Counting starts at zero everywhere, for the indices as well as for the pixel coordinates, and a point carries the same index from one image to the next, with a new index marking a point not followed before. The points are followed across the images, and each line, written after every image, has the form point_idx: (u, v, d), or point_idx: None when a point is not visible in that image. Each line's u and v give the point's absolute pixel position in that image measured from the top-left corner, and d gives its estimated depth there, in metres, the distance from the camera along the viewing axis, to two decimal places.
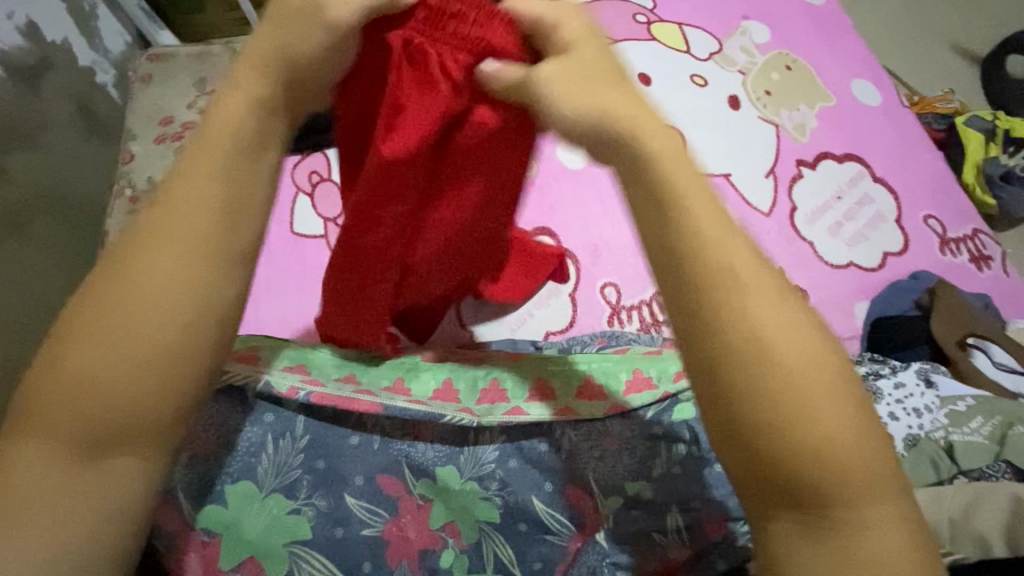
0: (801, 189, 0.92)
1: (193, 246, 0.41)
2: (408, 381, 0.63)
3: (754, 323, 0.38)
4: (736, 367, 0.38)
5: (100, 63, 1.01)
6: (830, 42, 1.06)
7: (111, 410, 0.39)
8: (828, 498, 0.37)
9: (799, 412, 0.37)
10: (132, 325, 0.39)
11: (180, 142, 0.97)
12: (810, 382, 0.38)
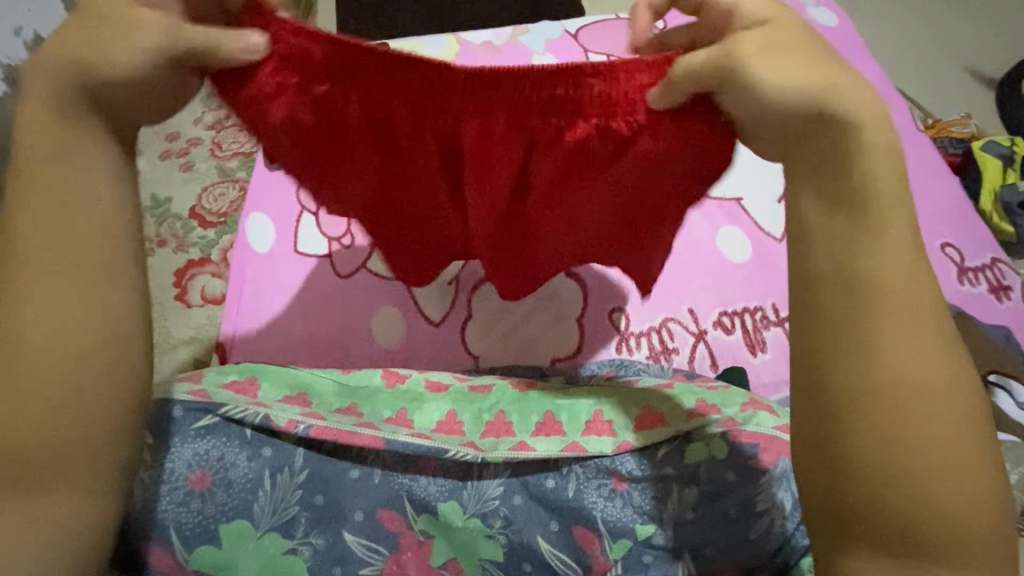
0: None
1: (67, 266, 0.46)
2: (411, 413, 0.61)
3: (901, 367, 0.42)
4: (868, 401, 0.42)
5: None
6: None
7: (28, 430, 0.44)
8: (923, 543, 0.40)
9: (928, 455, 0.41)
10: (32, 350, 0.44)
11: (185, 158, 0.97)
12: (945, 432, 0.41)
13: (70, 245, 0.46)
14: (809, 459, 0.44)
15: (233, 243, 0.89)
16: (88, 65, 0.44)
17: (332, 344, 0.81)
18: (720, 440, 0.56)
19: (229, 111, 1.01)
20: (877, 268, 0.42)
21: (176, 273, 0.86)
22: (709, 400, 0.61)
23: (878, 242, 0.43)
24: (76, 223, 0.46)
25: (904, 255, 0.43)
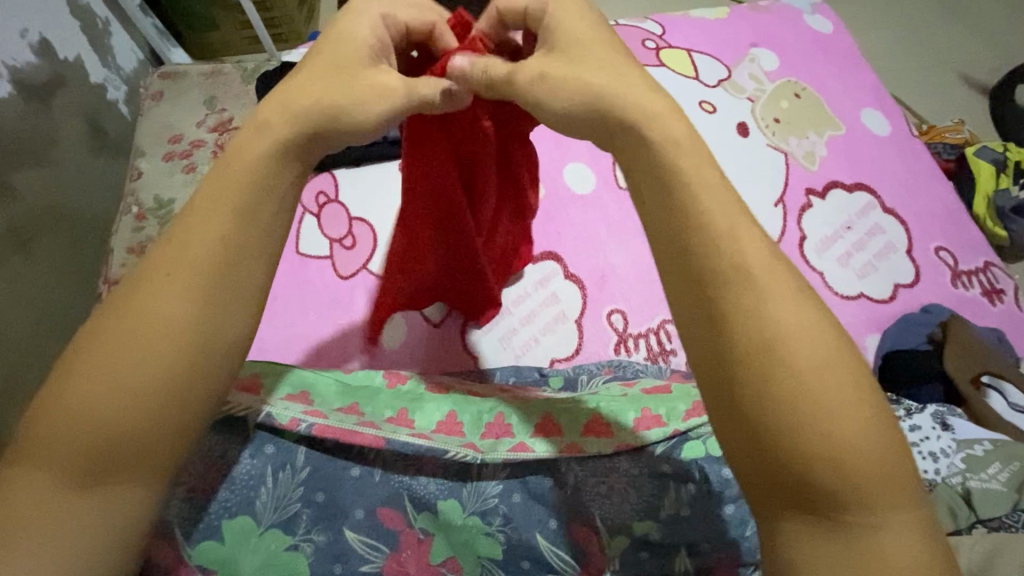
0: (811, 219, 0.93)
1: (187, 293, 0.41)
2: (411, 413, 0.62)
3: (771, 316, 0.36)
4: (747, 364, 0.36)
5: (112, 80, 1.03)
6: (839, 71, 1.07)
7: (97, 438, 0.38)
8: (853, 503, 0.34)
9: (821, 405, 0.35)
10: (128, 356, 0.39)
11: (188, 160, 0.98)
12: (830, 378, 0.35)
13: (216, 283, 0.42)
14: (726, 436, 0.37)
15: None
16: (327, 119, 0.45)
17: (332, 344, 0.81)
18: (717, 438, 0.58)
19: (231, 114, 1.02)
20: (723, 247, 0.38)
21: None
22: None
23: (701, 217, 0.39)
24: (215, 232, 0.42)
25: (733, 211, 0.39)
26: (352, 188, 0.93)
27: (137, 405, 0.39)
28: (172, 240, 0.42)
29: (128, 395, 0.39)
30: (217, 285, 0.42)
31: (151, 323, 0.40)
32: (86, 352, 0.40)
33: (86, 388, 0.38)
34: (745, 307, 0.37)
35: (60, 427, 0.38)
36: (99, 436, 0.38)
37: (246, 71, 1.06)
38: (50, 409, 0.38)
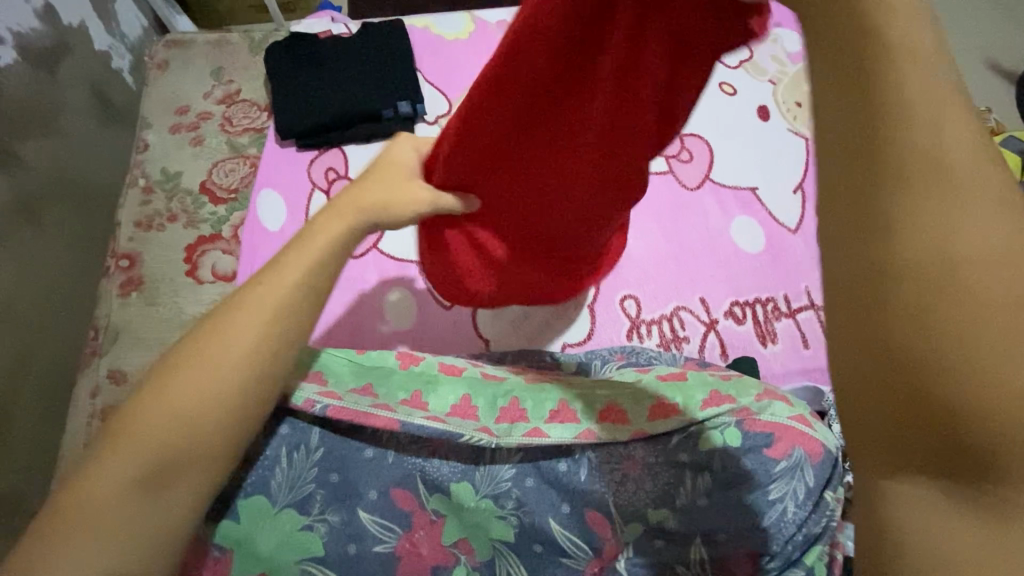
0: None
1: (257, 334, 0.50)
2: (426, 395, 0.61)
3: (944, 146, 0.25)
4: (871, 220, 0.25)
5: (116, 48, 1.00)
6: None
7: (163, 446, 0.47)
8: (1023, 468, 0.24)
9: (974, 290, 0.23)
10: (198, 382, 0.48)
11: (195, 133, 0.96)
12: (1011, 258, 0.24)
13: (280, 330, 0.51)
14: (853, 353, 0.26)
15: (244, 221, 0.89)
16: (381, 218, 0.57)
17: (344, 323, 0.81)
18: (735, 428, 0.57)
19: (240, 85, 1.00)
20: (896, 94, 0.24)
21: (189, 248, 0.87)
22: (726, 391, 0.60)
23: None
24: (283, 287, 0.52)
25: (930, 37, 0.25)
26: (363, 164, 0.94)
27: (200, 421, 0.48)
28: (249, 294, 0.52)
29: (194, 418, 0.48)
30: (282, 325, 0.52)
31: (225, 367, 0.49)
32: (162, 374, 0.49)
33: (163, 403, 0.48)
34: (924, 149, 0.24)
35: (137, 439, 0.47)
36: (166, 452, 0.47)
37: (253, 41, 1.03)
38: (133, 418, 0.48)
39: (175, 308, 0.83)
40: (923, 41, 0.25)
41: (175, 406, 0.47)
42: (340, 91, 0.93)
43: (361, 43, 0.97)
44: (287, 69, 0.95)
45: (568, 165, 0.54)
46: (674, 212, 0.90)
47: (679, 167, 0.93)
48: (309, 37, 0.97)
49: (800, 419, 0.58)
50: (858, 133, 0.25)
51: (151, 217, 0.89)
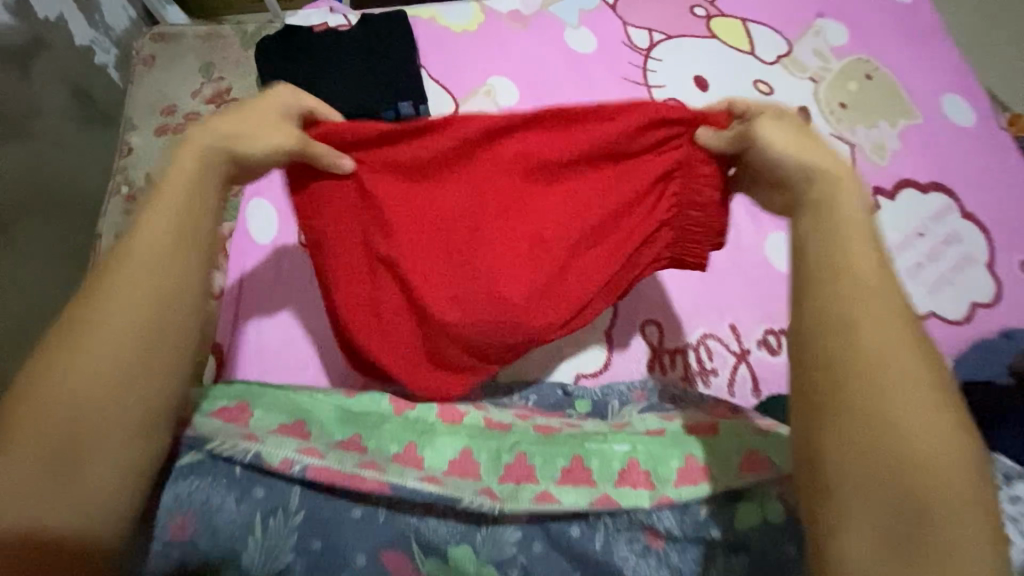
0: (877, 224, 0.82)
1: (150, 290, 0.48)
2: (421, 448, 0.55)
3: (860, 320, 0.45)
4: (838, 360, 0.44)
5: (100, 42, 0.93)
6: (918, 48, 0.94)
7: (69, 424, 0.44)
8: (924, 513, 0.40)
9: (902, 402, 0.42)
10: (96, 351, 0.46)
11: (181, 135, 0.89)
12: (903, 389, 0.43)
13: (170, 283, 0.49)
14: (800, 431, 0.45)
15: (232, 232, 0.83)
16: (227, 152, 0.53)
17: (337, 350, 0.75)
18: (777, 502, 0.50)
19: (230, 83, 0.93)
20: (851, 269, 0.46)
21: None
22: (765, 456, 0.52)
23: (835, 215, 0.48)
24: (152, 240, 0.49)
25: (870, 254, 0.47)
26: None
27: (113, 392, 0.45)
28: (120, 249, 0.49)
29: (96, 355, 0.46)
30: (170, 278, 0.49)
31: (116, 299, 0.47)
32: (54, 350, 0.46)
33: (60, 381, 0.45)
34: (853, 317, 0.45)
35: (33, 421, 0.44)
36: (72, 425, 0.44)
37: (245, 34, 0.96)
38: (28, 401, 0.44)
39: None
40: (868, 260, 0.47)
41: (78, 380, 0.45)
42: (337, 89, 0.85)
43: (362, 37, 0.89)
44: (280, 64, 0.87)
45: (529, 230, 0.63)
46: None
47: None
48: (304, 30, 0.89)
49: None
50: (801, 268, 0.48)
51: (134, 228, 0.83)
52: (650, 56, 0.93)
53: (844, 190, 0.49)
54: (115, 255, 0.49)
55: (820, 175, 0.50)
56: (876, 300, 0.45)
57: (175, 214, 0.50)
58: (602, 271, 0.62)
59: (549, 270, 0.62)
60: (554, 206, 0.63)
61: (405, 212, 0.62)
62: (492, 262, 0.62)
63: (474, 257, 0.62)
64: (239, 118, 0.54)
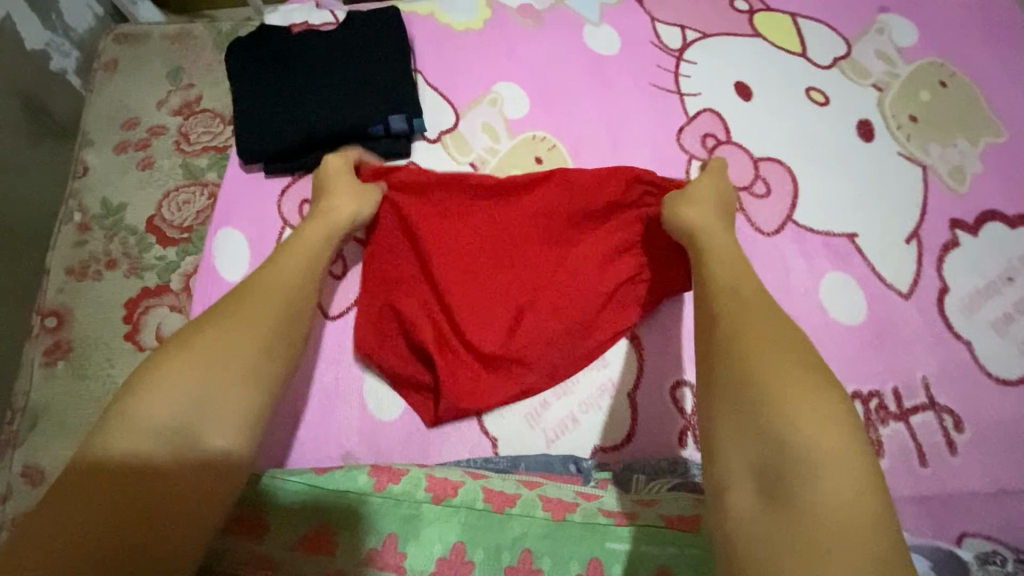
0: (955, 265, 0.68)
1: (255, 350, 0.49)
2: (403, 544, 0.51)
3: (755, 357, 0.46)
4: (743, 396, 0.44)
5: (57, 44, 0.80)
6: (1001, 49, 0.79)
7: (118, 487, 0.41)
8: (824, 543, 0.36)
9: (796, 424, 0.41)
10: (169, 398, 0.44)
11: (144, 152, 0.78)
12: (811, 417, 0.41)
13: (266, 345, 0.50)
14: (713, 472, 0.44)
15: (197, 267, 0.72)
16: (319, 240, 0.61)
17: (312, 414, 0.64)
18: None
19: (200, 91, 0.81)
20: (734, 320, 0.50)
21: (129, 304, 0.70)
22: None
23: (716, 270, 0.56)
24: (260, 309, 0.52)
25: (761, 305, 0.51)
26: None
27: (165, 450, 0.43)
28: (220, 319, 0.50)
29: (157, 428, 0.43)
30: (272, 343, 0.51)
31: (210, 352, 0.47)
32: (118, 406, 0.44)
33: (114, 438, 0.42)
34: (738, 354, 0.47)
35: (83, 479, 0.40)
36: (126, 488, 0.41)
37: (219, 34, 0.84)
38: (82, 460, 0.41)
39: (109, 384, 0.67)
40: (734, 285, 0.54)
41: (129, 436, 0.42)
42: (316, 100, 0.73)
43: (345, 37, 0.76)
44: (253, 69, 0.75)
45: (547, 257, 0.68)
46: None
47: (750, 205, 0.72)
48: (281, 29, 0.77)
49: None
50: (715, 317, 0.51)
51: (87, 262, 0.72)
52: (683, 58, 0.80)
53: (714, 243, 0.59)
54: (216, 323, 0.49)
55: (703, 230, 0.60)
56: (764, 335, 0.48)
57: (285, 291, 0.54)
58: (615, 317, 0.66)
59: (540, 316, 0.65)
60: (572, 243, 0.68)
61: (428, 229, 0.67)
62: (505, 287, 0.66)
63: (466, 269, 0.67)
64: (347, 189, 0.65)
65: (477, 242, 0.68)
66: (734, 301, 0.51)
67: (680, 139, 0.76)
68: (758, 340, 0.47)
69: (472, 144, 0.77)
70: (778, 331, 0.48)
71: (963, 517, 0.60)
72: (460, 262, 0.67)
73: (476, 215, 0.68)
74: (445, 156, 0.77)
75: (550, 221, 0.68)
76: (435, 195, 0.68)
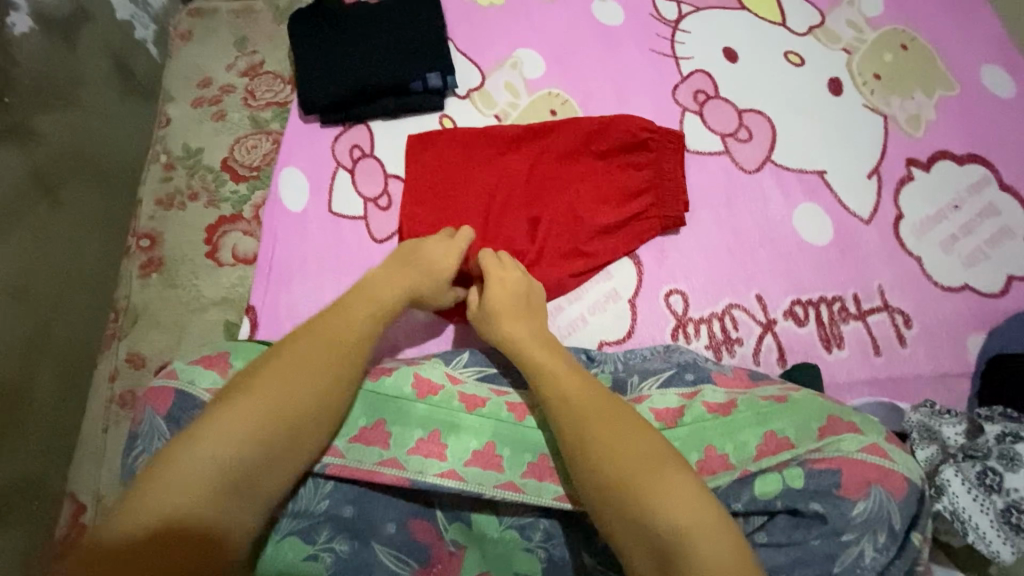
0: (911, 195, 0.80)
1: (320, 375, 0.55)
2: (444, 437, 0.59)
3: (587, 425, 0.53)
4: (598, 466, 0.51)
5: (139, 17, 0.94)
6: (957, 17, 0.91)
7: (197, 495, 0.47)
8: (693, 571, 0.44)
9: (651, 482, 0.49)
10: (240, 424, 0.50)
11: (217, 107, 0.91)
12: (656, 469, 0.50)
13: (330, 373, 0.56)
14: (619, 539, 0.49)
15: (266, 199, 0.85)
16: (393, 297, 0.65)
17: None
18: (795, 468, 0.53)
19: (264, 57, 0.95)
20: (555, 382, 0.58)
21: (208, 229, 0.83)
22: (783, 434, 0.54)
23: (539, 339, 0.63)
24: (327, 340, 0.58)
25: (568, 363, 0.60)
26: (388, 142, 0.88)
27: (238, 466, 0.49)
28: (288, 353, 0.56)
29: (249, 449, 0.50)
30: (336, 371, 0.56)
31: (293, 385, 0.53)
32: (197, 427, 0.50)
33: (191, 455, 0.48)
34: (575, 426, 0.54)
35: (169, 488, 0.46)
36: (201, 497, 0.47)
37: (278, 9, 0.98)
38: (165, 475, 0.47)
39: (196, 292, 0.80)
40: (556, 353, 0.61)
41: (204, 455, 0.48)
42: (367, 60, 0.85)
43: (387, 11, 0.89)
44: (311, 36, 0.89)
45: (560, 191, 0.80)
46: (729, 197, 0.81)
47: (734, 148, 0.84)
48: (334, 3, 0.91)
49: (874, 449, 0.52)
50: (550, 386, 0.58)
51: (173, 195, 0.86)
52: (679, 27, 0.92)
53: (513, 333, 0.64)
54: (286, 355, 0.56)
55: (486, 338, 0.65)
56: (589, 399, 0.55)
57: (348, 324, 0.60)
58: (615, 240, 0.78)
59: (553, 237, 0.78)
60: (581, 181, 0.80)
61: (456, 173, 0.82)
62: (521, 215, 0.79)
63: (489, 202, 0.80)
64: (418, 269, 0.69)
65: (499, 178, 0.81)
66: (550, 372, 0.59)
67: (676, 95, 0.88)
68: (582, 402, 0.55)
69: (496, 100, 0.90)
70: (586, 386, 0.57)
71: (910, 396, 0.71)
72: (485, 194, 0.80)
73: (499, 159, 0.82)
74: (474, 110, 0.90)
75: (561, 163, 0.81)
76: (461, 145, 0.83)
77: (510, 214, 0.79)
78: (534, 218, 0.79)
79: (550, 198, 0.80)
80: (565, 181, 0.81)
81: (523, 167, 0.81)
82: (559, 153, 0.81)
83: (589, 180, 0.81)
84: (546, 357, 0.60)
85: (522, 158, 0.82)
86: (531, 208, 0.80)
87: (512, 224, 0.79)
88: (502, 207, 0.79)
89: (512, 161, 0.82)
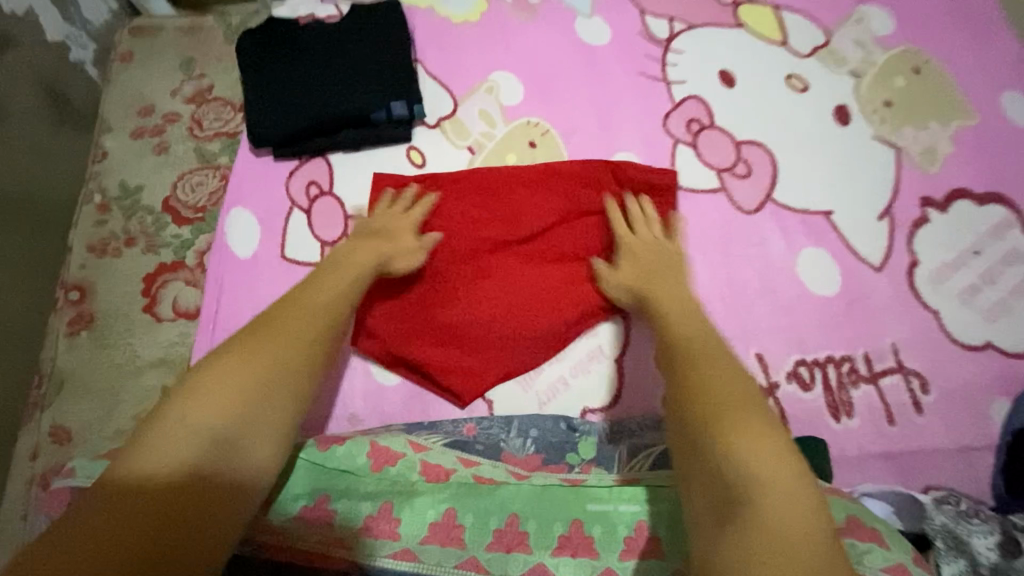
0: (926, 239, 0.72)
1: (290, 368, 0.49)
2: (397, 510, 0.51)
3: (697, 379, 0.50)
4: (697, 415, 0.46)
5: (76, 37, 0.85)
6: (974, 37, 0.83)
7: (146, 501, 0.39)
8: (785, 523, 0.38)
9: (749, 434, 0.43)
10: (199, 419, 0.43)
11: (159, 138, 0.82)
12: (754, 421, 0.45)
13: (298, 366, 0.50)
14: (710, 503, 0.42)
15: (211, 244, 0.76)
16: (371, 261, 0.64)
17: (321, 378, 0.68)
18: None
19: (213, 81, 0.86)
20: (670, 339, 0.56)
21: (147, 278, 0.75)
22: None
23: (674, 297, 0.62)
24: (297, 336, 0.52)
25: (695, 322, 0.59)
26: (348, 179, 0.79)
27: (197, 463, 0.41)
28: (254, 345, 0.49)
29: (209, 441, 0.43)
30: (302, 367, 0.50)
31: (259, 374, 0.47)
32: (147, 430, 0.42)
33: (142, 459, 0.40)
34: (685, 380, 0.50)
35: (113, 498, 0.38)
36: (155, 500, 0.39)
37: (229, 26, 0.89)
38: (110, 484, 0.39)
39: (130, 353, 0.71)
40: (681, 313, 0.60)
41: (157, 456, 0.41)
42: (323, 88, 0.77)
43: (348, 32, 0.80)
44: (263, 59, 0.80)
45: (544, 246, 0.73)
46: (725, 241, 0.73)
47: (731, 184, 0.76)
48: (288, 22, 0.82)
49: (899, 571, 0.44)
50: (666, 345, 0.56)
51: (107, 239, 0.77)
52: (670, 47, 0.84)
53: (660, 289, 0.64)
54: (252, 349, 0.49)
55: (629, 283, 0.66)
56: (707, 356, 0.52)
57: (319, 321, 0.54)
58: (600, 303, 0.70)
59: (533, 300, 0.70)
60: (567, 236, 0.73)
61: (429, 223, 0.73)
62: (498, 273, 0.72)
63: (464, 259, 0.72)
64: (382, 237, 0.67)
65: (475, 229, 0.73)
66: (674, 330, 0.57)
67: (667, 124, 0.80)
68: (700, 363, 0.51)
69: (470, 130, 0.82)
70: (708, 346, 0.54)
71: (928, 472, 0.64)
72: (459, 247, 0.72)
73: (477, 208, 0.74)
74: (444, 141, 0.81)
75: (547, 213, 0.73)
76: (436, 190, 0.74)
77: (485, 272, 0.71)
78: (513, 276, 0.71)
79: (532, 254, 0.72)
80: (548, 234, 0.73)
81: (503, 217, 0.73)
82: (545, 202, 0.74)
83: (576, 234, 0.73)
84: (683, 315, 0.60)
85: (503, 206, 0.74)
86: (510, 264, 0.72)
87: (487, 283, 0.71)
88: (478, 263, 0.72)
89: (491, 211, 0.74)
